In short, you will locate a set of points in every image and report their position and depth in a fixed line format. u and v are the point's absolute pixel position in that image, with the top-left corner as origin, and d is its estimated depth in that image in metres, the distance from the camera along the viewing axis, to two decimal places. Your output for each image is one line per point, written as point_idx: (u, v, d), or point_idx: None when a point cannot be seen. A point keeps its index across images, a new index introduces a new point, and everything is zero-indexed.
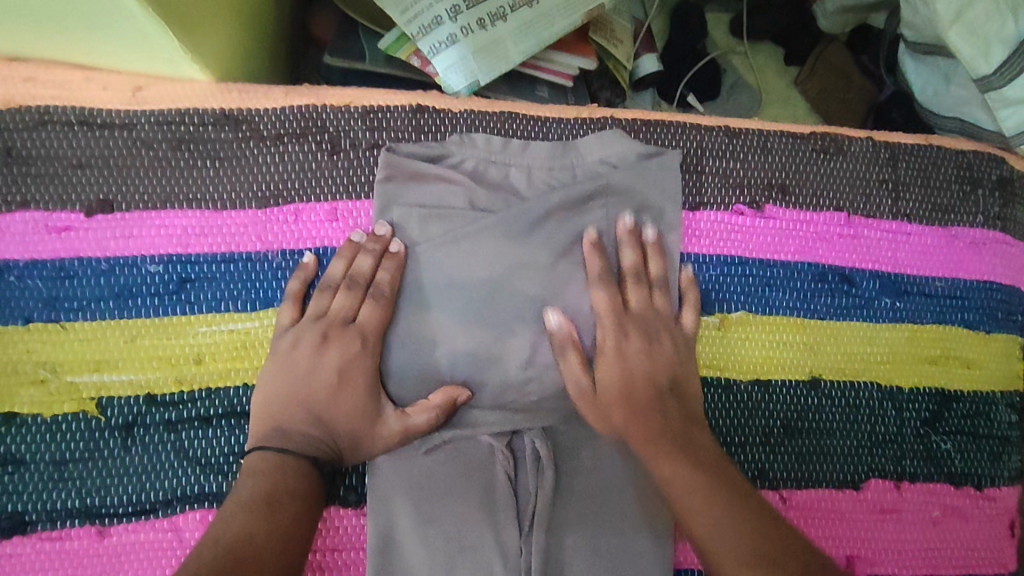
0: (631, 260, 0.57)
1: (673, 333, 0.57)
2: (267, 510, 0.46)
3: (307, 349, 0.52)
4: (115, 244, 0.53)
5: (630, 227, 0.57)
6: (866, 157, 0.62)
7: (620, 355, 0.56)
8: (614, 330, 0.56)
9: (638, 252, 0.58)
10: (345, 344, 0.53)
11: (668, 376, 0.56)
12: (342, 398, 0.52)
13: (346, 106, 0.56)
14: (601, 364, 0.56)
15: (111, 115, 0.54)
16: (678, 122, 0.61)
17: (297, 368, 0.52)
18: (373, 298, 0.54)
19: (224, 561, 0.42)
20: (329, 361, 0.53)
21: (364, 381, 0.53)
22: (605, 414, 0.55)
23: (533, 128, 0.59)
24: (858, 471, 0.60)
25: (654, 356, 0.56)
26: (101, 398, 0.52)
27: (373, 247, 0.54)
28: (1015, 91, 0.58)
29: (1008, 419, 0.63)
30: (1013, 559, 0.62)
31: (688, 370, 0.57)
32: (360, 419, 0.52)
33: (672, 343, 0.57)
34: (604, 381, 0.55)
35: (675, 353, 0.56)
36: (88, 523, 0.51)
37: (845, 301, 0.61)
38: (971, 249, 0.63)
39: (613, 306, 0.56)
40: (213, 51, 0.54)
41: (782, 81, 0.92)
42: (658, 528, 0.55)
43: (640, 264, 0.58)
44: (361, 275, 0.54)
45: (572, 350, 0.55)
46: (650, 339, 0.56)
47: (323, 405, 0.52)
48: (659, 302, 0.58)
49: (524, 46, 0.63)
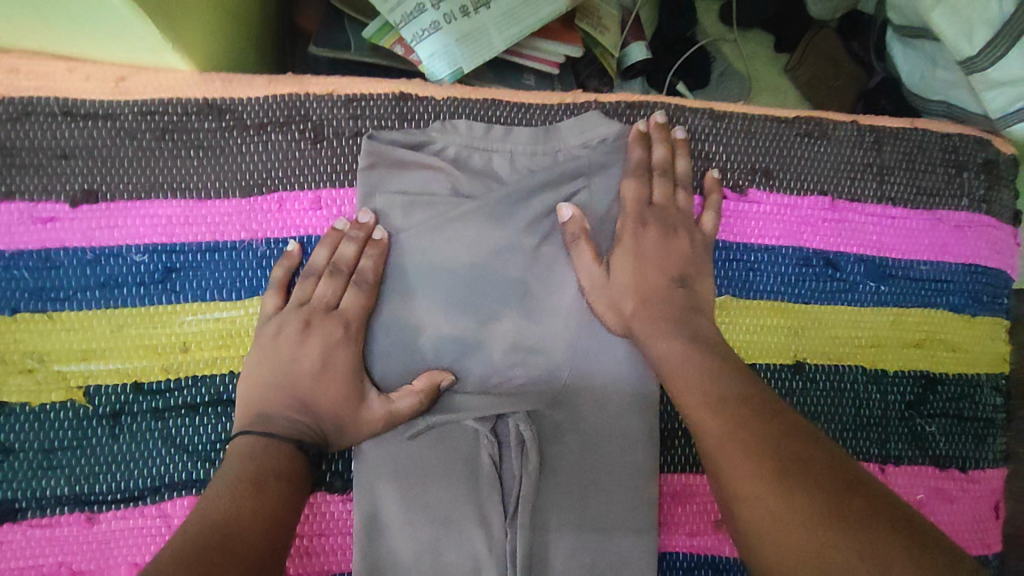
0: (661, 155, 0.58)
1: (693, 231, 0.58)
2: (253, 489, 0.47)
3: (292, 336, 0.53)
4: (100, 234, 0.54)
5: (662, 123, 0.59)
6: (851, 141, 0.62)
7: (637, 244, 0.57)
8: (634, 219, 0.57)
9: (668, 150, 0.59)
10: (330, 332, 0.54)
11: (682, 268, 0.56)
12: (326, 383, 0.53)
13: (329, 95, 0.57)
14: (618, 252, 0.57)
15: (94, 106, 0.55)
16: (661, 108, 0.61)
17: (284, 354, 0.53)
18: (357, 284, 0.55)
19: (208, 534, 0.43)
20: (312, 348, 0.53)
21: (349, 368, 0.53)
22: (614, 296, 0.55)
23: (516, 115, 0.59)
24: (843, 454, 0.60)
25: (670, 251, 0.56)
26: (88, 387, 0.53)
27: (357, 234, 0.55)
28: (999, 73, 0.57)
29: (994, 401, 0.64)
30: (999, 541, 0.63)
31: (705, 265, 0.57)
32: (344, 404, 0.52)
33: (690, 237, 0.57)
34: (619, 275, 0.56)
35: (692, 249, 0.57)
36: (77, 510, 0.51)
37: (830, 285, 0.61)
38: (956, 232, 0.63)
39: (638, 197, 0.58)
40: (197, 41, 0.54)
41: (772, 69, 0.93)
42: (642, 510, 0.56)
43: (669, 159, 0.59)
44: (346, 262, 0.54)
45: (586, 240, 0.56)
46: (668, 230, 0.57)
47: (307, 390, 0.52)
48: (681, 199, 0.59)
49: (507, 34, 0.63)
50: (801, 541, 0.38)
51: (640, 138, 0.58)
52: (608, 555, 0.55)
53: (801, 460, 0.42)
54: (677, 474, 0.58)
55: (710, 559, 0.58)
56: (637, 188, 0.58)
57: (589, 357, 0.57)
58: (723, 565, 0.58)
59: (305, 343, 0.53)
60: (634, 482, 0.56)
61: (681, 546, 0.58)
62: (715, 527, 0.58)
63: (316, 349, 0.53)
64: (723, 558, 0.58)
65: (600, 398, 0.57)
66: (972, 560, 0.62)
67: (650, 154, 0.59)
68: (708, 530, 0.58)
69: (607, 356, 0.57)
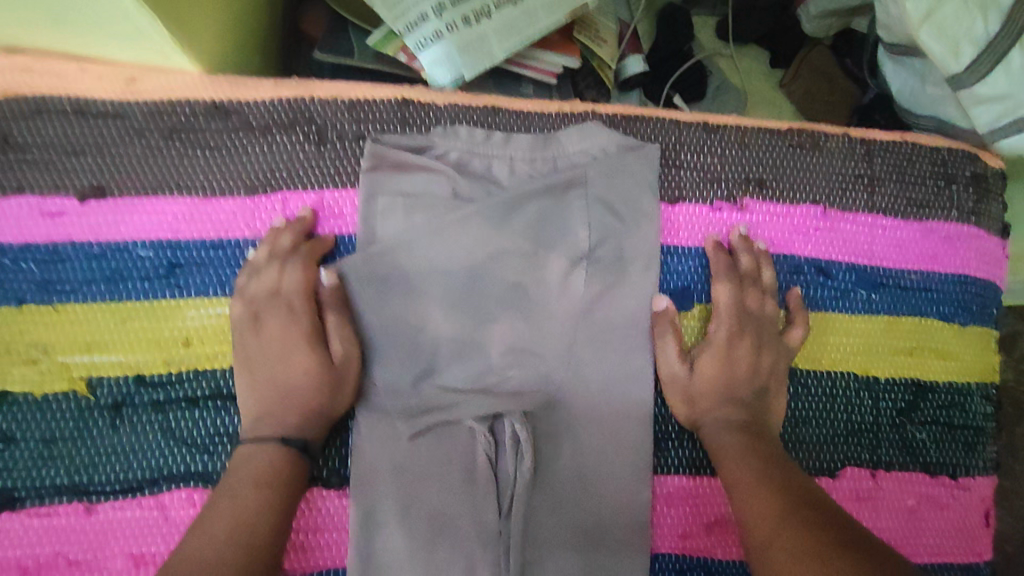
0: (749, 265, 0.60)
1: (780, 343, 0.59)
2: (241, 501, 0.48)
3: (246, 327, 0.54)
4: (107, 229, 0.55)
5: (743, 235, 0.61)
6: (842, 152, 0.64)
7: (728, 351, 0.58)
8: (730, 326, 0.58)
9: (754, 260, 0.60)
10: (289, 314, 0.55)
11: (766, 379, 0.58)
12: (283, 357, 0.54)
13: (334, 99, 0.58)
14: (704, 355, 0.58)
15: (105, 105, 0.56)
16: (657, 118, 0.62)
17: (268, 342, 0.54)
18: (303, 259, 0.55)
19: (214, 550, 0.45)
20: (267, 333, 0.54)
21: (302, 338, 0.54)
22: (690, 398, 0.58)
23: (516, 121, 0.60)
24: (835, 459, 0.60)
25: (757, 364, 0.58)
26: (91, 378, 0.54)
27: (293, 227, 0.55)
28: (985, 89, 0.59)
29: (983, 410, 0.64)
30: (989, 549, 0.63)
31: (783, 379, 0.59)
32: (310, 373, 0.53)
33: (777, 350, 0.59)
34: (701, 376, 0.58)
35: (777, 362, 0.59)
36: (76, 500, 0.52)
37: (821, 292, 0.62)
38: (946, 243, 0.64)
39: (734, 302, 0.59)
40: (206, 44, 0.56)
41: (767, 83, 0.95)
42: (634, 509, 0.57)
43: (755, 268, 0.60)
44: (282, 252, 0.55)
45: (671, 338, 0.58)
46: (760, 342, 0.59)
47: (272, 370, 0.54)
48: (769, 306, 0.60)
49: (508, 43, 0.65)
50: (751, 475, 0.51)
51: (717, 246, 0.60)
52: (601, 551, 0.56)
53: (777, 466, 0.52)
54: (670, 476, 0.58)
55: (702, 563, 0.58)
56: (731, 293, 0.59)
57: (584, 358, 0.58)
58: (715, 569, 0.58)
59: (264, 330, 0.54)
60: (627, 483, 0.57)
61: (673, 548, 0.58)
62: (707, 530, 0.58)
63: (275, 332, 0.54)
64: (715, 562, 0.58)
65: (595, 403, 0.58)
66: (962, 568, 0.62)
67: (737, 260, 0.60)
68: (699, 533, 0.58)
69: (603, 359, 0.58)
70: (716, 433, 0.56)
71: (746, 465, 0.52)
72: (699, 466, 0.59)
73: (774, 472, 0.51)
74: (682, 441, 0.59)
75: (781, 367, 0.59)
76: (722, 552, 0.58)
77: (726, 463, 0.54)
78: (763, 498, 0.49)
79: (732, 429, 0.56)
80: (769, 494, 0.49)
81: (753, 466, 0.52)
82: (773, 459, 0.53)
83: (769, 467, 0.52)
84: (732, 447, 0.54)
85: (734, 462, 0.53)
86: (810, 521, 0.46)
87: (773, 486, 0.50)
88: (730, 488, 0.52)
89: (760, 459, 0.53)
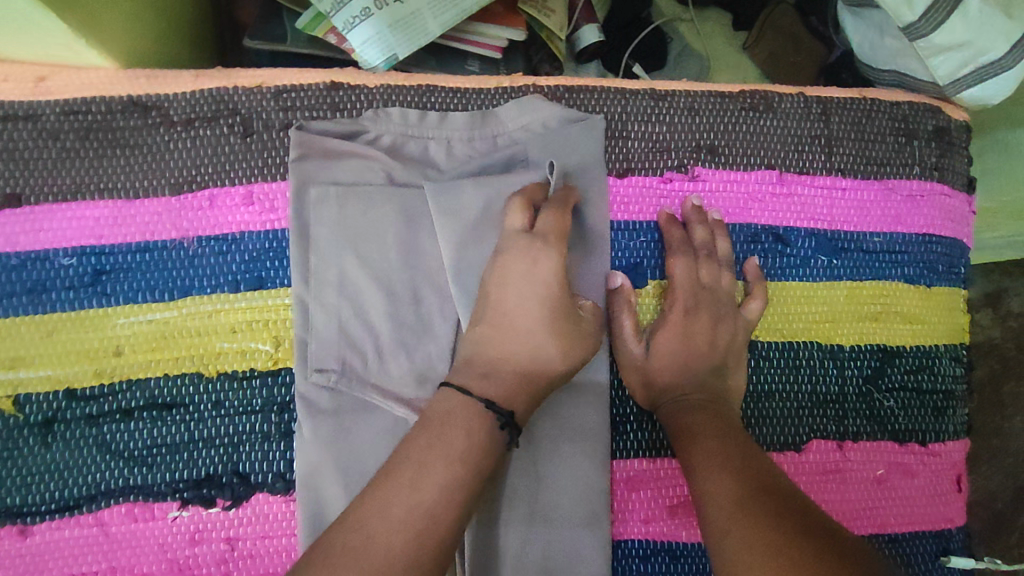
0: (703, 235, 0.58)
1: (736, 317, 0.57)
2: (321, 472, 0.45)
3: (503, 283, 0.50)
4: (25, 238, 0.52)
5: (698, 204, 0.59)
6: (797, 113, 0.61)
7: (685, 328, 0.56)
8: (685, 302, 0.56)
9: (708, 230, 0.58)
10: (545, 256, 0.51)
11: (725, 354, 0.56)
12: (534, 301, 0.50)
13: (258, 88, 0.55)
14: (660, 333, 0.56)
15: (12, 107, 0.53)
16: (601, 87, 0.59)
17: (517, 284, 0.50)
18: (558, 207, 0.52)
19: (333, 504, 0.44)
20: (518, 273, 0.50)
21: (553, 282, 0.51)
22: (647, 379, 0.56)
23: (452, 100, 0.57)
24: (800, 433, 0.59)
25: (714, 339, 0.56)
26: (18, 395, 0.51)
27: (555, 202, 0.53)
28: (941, 38, 0.56)
29: (954, 372, 0.63)
30: (962, 514, 0.62)
31: (743, 354, 0.57)
32: (556, 318, 0.50)
33: (734, 324, 0.57)
34: (658, 356, 0.55)
35: (734, 336, 0.57)
36: (10, 522, 0.50)
37: (779, 261, 0.60)
38: (908, 202, 0.62)
39: (689, 275, 0.57)
40: (116, 38, 0.53)
41: (730, 47, 0.92)
42: (593, 497, 0.55)
43: (710, 239, 0.58)
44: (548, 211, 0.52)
45: (627, 316, 0.56)
46: (717, 316, 0.56)
47: (517, 319, 0.50)
48: (725, 279, 0.58)
49: (443, 19, 0.61)
50: (711, 459, 0.49)
51: (671, 220, 0.58)
52: (560, 541, 0.55)
53: (735, 446, 0.50)
54: (630, 459, 0.57)
55: (666, 545, 0.56)
56: (687, 266, 0.57)
57: None
58: (680, 552, 0.56)
59: (507, 267, 0.51)
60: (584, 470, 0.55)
61: (636, 533, 0.56)
62: (670, 512, 0.57)
63: (526, 269, 0.50)
64: (681, 544, 0.57)
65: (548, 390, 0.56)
66: (935, 535, 0.61)
67: (690, 233, 0.58)
68: (663, 516, 0.57)
69: None
70: (676, 416, 0.54)
71: (704, 447, 0.50)
72: (660, 447, 0.57)
73: (734, 454, 0.49)
74: (641, 423, 0.57)
75: (740, 341, 0.57)
76: (687, 534, 0.57)
77: (687, 445, 0.51)
78: (720, 482, 0.47)
79: (694, 410, 0.53)
80: (726, 479, 0.47)
81: (713, 448, 0.50)
82: (732, 441, 0.50)
83: (725, 448, 0.50)
84: (692, 429, 0.52)
85: (694, 445, 0.51)
86: (765, 505, 0.44)
87: (733, 467, 0.48)
88: (690, 472, 0.50)
89: (720, 440, 0.50)
